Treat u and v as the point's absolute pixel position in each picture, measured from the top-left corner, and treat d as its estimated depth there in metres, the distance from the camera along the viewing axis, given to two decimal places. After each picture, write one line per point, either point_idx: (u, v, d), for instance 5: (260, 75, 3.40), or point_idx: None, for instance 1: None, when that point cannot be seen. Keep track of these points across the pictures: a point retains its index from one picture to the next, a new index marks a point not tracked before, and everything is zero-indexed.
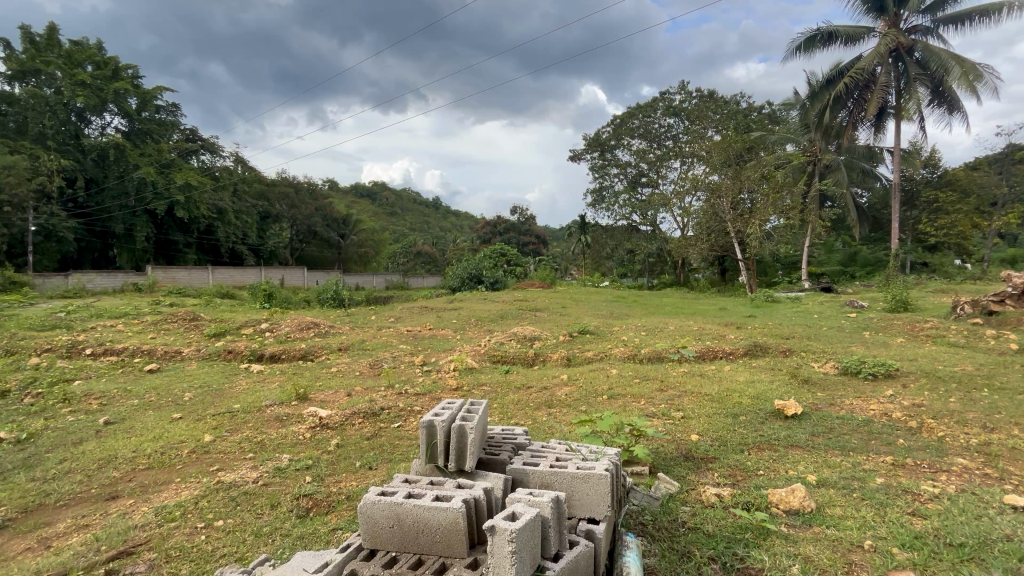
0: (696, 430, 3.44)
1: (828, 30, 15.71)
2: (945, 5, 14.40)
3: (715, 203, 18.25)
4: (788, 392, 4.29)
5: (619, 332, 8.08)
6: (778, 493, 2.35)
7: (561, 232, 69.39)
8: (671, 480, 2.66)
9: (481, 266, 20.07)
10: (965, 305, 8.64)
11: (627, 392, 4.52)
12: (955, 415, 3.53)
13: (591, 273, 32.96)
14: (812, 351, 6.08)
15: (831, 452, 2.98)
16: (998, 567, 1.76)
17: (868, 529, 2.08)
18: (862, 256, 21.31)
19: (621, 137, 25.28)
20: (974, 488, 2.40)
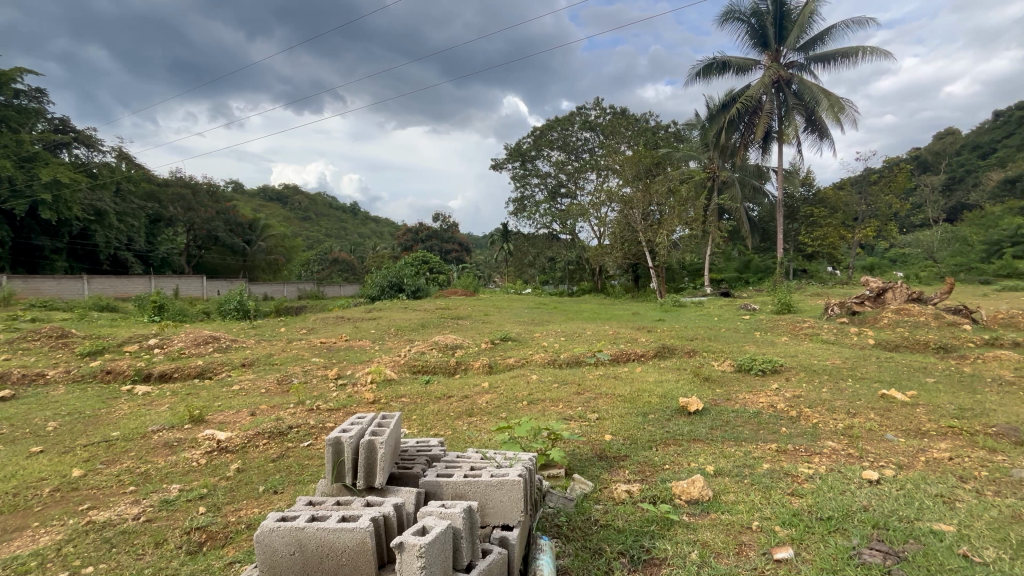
0: (609, 430, 3.60)
1: (722, 59, 17.41)
2: (815, 45, 16.56)
3: (628, 214, 19.38)
4: (691, 390, 4.64)
5: (540, 337, 8.29)
6: (679, 484, 2.52)
7: (484, 240, 69.78)
8: (585, 480, 2.76)
9: (402, 274, 19.57)
10: (836, 306, 9.89)
11: (547, 396, 4.65)
12: (826, 403, 4.04)
13: (513, 280, 33.45)
14: (712, 351, 6.64)
15: (726, 442, 3.27)
16: (857, 534, 2.03)
17: (755, 511, 2.30)
18: (754, 264, 23.67)
19: (541, 148, 26.09)
20: (840, 467, 2.76)
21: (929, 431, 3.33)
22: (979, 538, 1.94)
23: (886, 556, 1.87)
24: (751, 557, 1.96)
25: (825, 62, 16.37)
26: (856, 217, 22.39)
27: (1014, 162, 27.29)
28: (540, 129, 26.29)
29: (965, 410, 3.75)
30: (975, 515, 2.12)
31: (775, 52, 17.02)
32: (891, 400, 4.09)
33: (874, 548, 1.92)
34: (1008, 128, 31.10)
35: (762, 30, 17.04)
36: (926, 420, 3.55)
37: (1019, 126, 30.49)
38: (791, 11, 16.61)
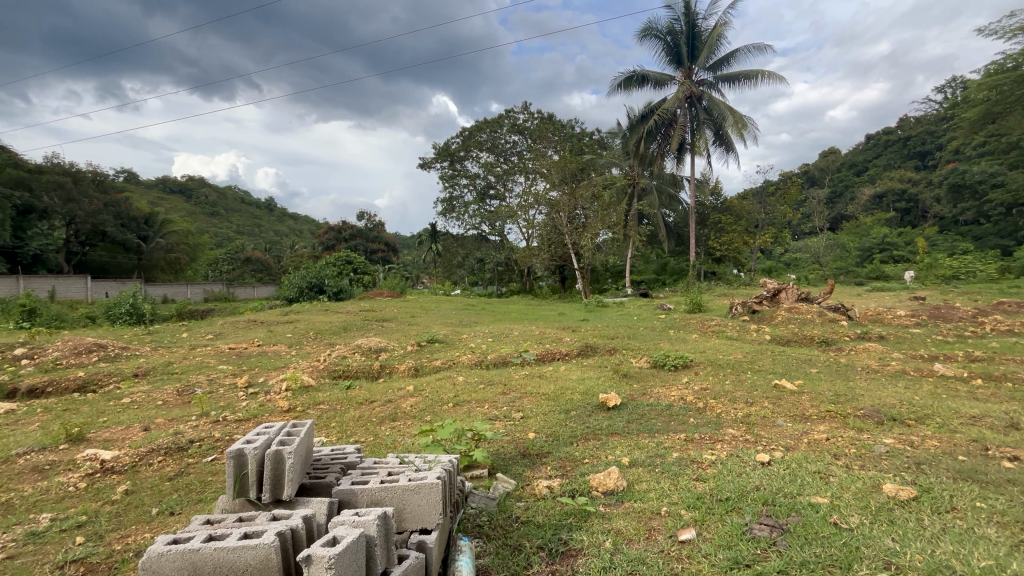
0: (533, 428, 3.68)
1: (641, 72, 18.43)
2: (722, 66, 18.04)
3: (554, 217, 19.93)
4: (611, 386, 4.88)
5: (467, 339, 8.27)
6: (597, 477, 2.64)
7: (412, 241, 68.38)
8: (508, 478, 2.80)
9: (324, 274, 18.61)
10: (739, 305, 10.82)
11: (472, 397, 4.66)
12: (728, 394, 4.42)
13: (442, 281, 33.08)
14: (631, 349, 7.00)
15: (641, 434, 3.48)
16: (750, 511, 2.24)
17: (664, 497, 2.46)
18: (670, 267, 25.28)
19: (470, 149, 26.06)
20: (738, 451, 3.03)
21: (811, 416, 3.76)
22: (847, 507, 2.22)
23: (774, 528, 2.08)
24: (659, 540, 2.10)
25: (730, 82, 17.90)
26: (756, 224, 24.67)
27: (880, 180, 31.56)
28: (469, 130, 26.24)
29: (840, 396, 4.28)
30: (845, 487, 2.43)
31: (687, 69, 18.32)
32: (782, 389, 4.58)
33: (764, 523, 2.13)
34: (876, 150, 35.89)
35: (677, 48, 18.27)
36: (810, 406, 4.01)
37: (884, 149, 35.33)
38: (702, 33, 17.98)
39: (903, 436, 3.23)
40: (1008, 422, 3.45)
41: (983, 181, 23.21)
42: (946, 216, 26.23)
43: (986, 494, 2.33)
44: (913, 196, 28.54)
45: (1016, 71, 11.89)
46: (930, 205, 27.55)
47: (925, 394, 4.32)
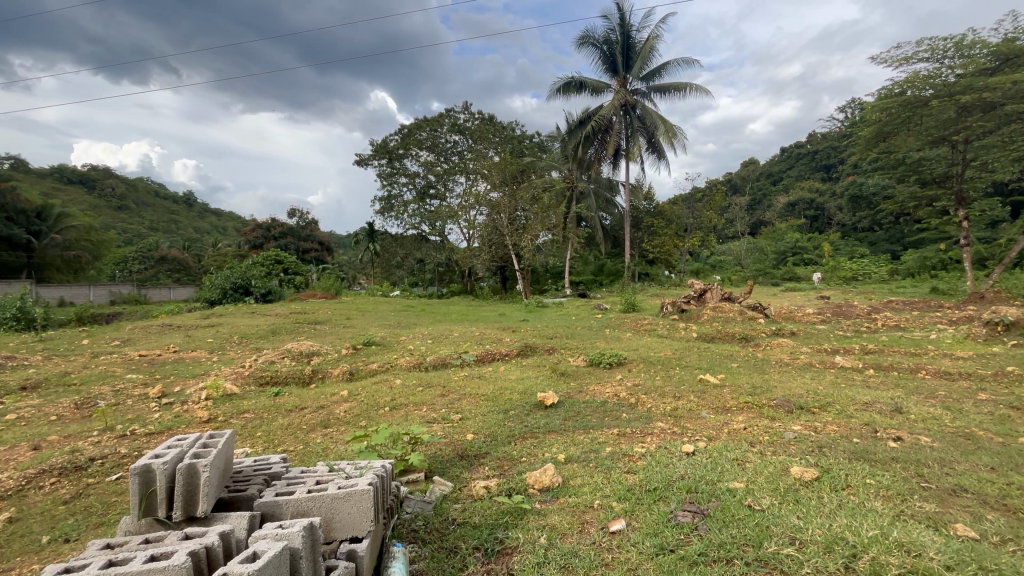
0: (471, 429, 3.68)
1: (579, 79, 18.93)
2: (654, 76, 18.93)
3: (495, 218, 20.00)
4: (548, 385, 4.98)
5: (405, 341, 8.11)
6: (533, 475, 2.68)
7: (348, 240, 65.94)
8: (445, 481, 2.77)
9: (250, 275, 17.48)
10: (669, 305, 11.39)
11: (410, 401, 4.56)
12: (658, 390, 4.64)
13: (379, 281, 32.20)
14: (569, 348, 7.17)
15: (577, 431, 3.58)
16: (675, 499, 2.37)
17: (597, 491, 2.55)
18: (606, 268, 26.18)
19: (409, 147, 25.55)
20: (666, 443, 3.20)
21: (731, 407, 4.04)
22: (760, 490, 2.41)
23: (696, 514, 2.22)
24: (591, 532, 2.17)
25: (661, 93, 18.83)
26: (685, 229, 26.13)
27: (793, 189, 34.50)
28: (408, 127, 25.75)
29: (756, 388, 4.62)
30: (759, 472, 2.64)
31: (622, 78, 19.07)
32: (706, 382, 4.89)
33: (687, 510, 2.27)
34: (789, 162, 39.19)
35: (612, 57, 18.97)
36: (730, 398, 4.31)
37: (795, 161, 38.67)
38: (635, 44, 18.74)
39: (809, 423, 3.56)
40: (893, 406, 3.90)
41: (876, 193, 26.08)
42: (847, 223, 29.16)
43: (875, 471, 2.61)
44: (820, 205, 31.45)
45: (902, 96, 13.41)
46: (833, 213, 30.53)
47: (828, 384, 4.80)
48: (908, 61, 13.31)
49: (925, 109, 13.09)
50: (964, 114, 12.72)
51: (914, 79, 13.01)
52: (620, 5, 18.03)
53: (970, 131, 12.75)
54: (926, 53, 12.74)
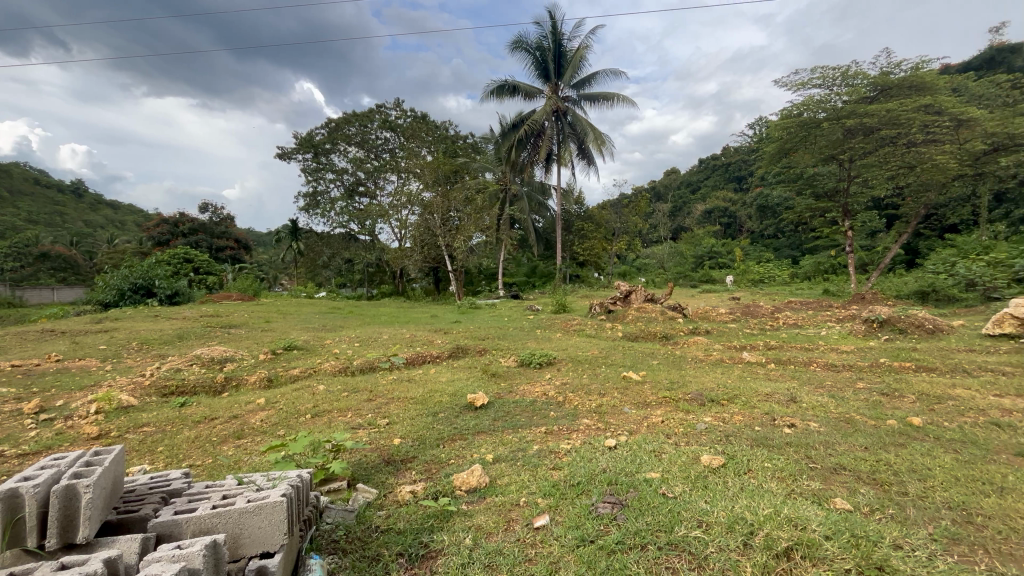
0: (399, 433, 3.60)
1: (512, 83, 19.17)
2: (585, 85, 19.60)
3: (427, 218, 19.67)
4: (479, 386, 4.98)
5: (331, 345, 7.75)
6: (460, 476, 2.68)
7: (268, 237, 61.81)
8: (369, 487, 2.70)
9: (154, 274, 15.88)
10: (597, 306, 11.84)
11: (334, 407, 4.37)
12: (585, 388, 4.81)
13: (304, 282, 30.57)
14: (500, 349, 7.22)
15: (506, 431, 3.62)
16: (597, 492, 2.47)
17: (524, 488, 2.60)
18: (539, 270, 26.71)
19: (336, 142, 24.52)
20: (590, 439, 3.32)
21: (651, 402, 4.29)
22: (673, 478, 2.58)
23: (615, 504, 2.33)
24: (516, 529, 2.21)
25: (591, 101, 19.54)
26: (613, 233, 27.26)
27: (709, 198, 37.15)
28: (335, 121, 24.74)
29: (673, 384, 4.93)
30: (673, 461, 2.82)
31: (554, 85, 19.55)
32: (629, 379, 5.14)
33: (607, 501, 2.37)
34: (706, 172, 42.16)
35: (544, 64, 19.40)
36: (650, 393, 4.57)
37: (711, 173, 41.66)
38: (567, 52, 19.30)
39: (719, 414, 3.86)
40: (789, 396, 4.33)
41: (779, 204, 28.78)
42: (755, 230, 31.91)
43: (772, 455, 2.89)
44: (732, 213, 34.15)
45: (799, 118, 14.89)
46: (743, 221, 33.31)
47: (735, 377, 5.24)
48: (804, 86, 14.80)
49: (817, 130, 14.65)
50: (849, 136, 14.36)
51: (809, 103, 14.49)
52: (551, 14, 18.49)
53: (853, 151, 14.44)
54: (818, 80, 14.23)
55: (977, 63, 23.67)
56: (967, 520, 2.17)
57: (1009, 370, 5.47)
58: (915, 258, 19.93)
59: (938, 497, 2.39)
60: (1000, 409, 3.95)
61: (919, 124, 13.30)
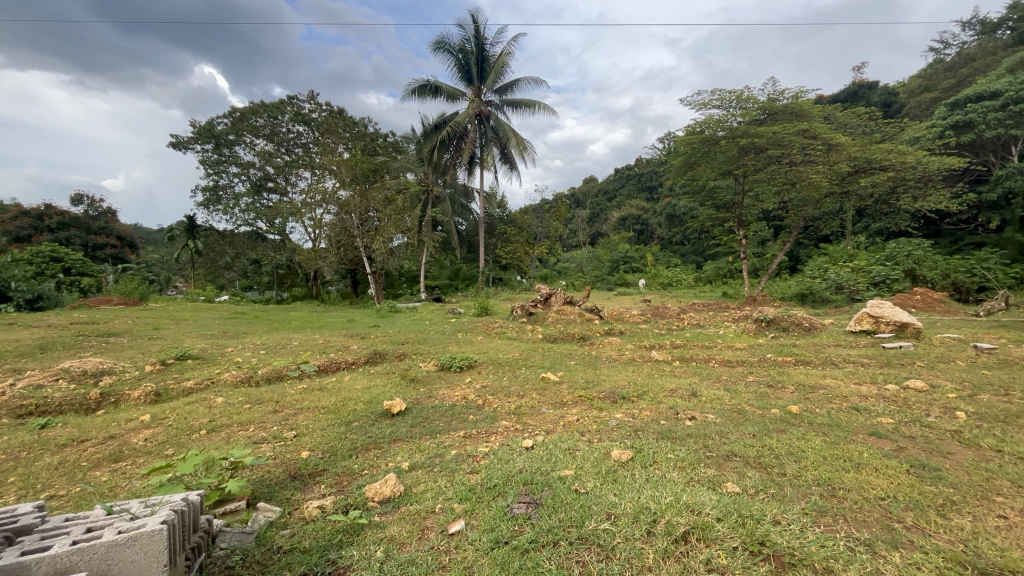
0: (308, 446, 3.39)
1: (434, 83, 18.96)
2: (507, 91, 19.89)
3: (344, 218, 18.80)
4: (397, 392, 4.85)
5: (232, 353, 7.12)
6: (373, 487, 2.59)
7: (160, 235, 55.57)
8: (271, 506, 2.51)
9: (11, 276, 13.62)
10: (519, 309, 12.07)
11: (234, 421, 4.02)
12: (504, 390, 4.87)
13: (202, 285, 27.90)
14: (420, 354, 7.07)
15: (423, 437, 3.55)
16: (512, 493, 2.51)
17: (439, 495, 2.56)
18: (461, 273, 26.61)
19: (241, 133, 22.68)
20: (508, 440, 3.37)
21: (567, 401, 4.44)
22: (586, 474, 2.68)
23: (529, 504, 2.38)
24: (430, 537, 2.17)
25: (513, 107, 19.87)
26: (535, 237, 27.91)
27: (623, 206, 39.35)
28: (240, 111, 22.90)
29: (588, 383, 5.14)
30: (586, 458, 2.94)
31: (476, 89, 19.62)
32: (548, 380, 5.29)
33: (522, 501, 2.41)
34: (621, 181, 44.64)
35: (467, 67, 19.42)
36: (567, 392, 4.73)
37: (626, 182, 44.15)
38: (489, 57, 19.47)
39: (629, 410, 4.10)
40: (690, 391, 4.70)
41: (685, 213, 31.23)
42: (664, 237, 34.36)
43: (674, 447, 3.11)
44: (644, 221, 36.45)
45: (701, 134, 16.25)
46: (654, 229, 35.66)
47: (644, 375, 5.59)
48: (705, 106, 16.15)
49: (717, 147, 16.06)
50: (742, 154, 15.92)
51: (709, 121, 15.84)
52: (474, 17, 18.54)
53: (746, 168, 16.06)
54: (717, 101, 15.60)
55: (844, 96, 27.37)
56: (831, 494, 2.49)
57: (866, 361, 6.38)
58: (796, 265, 22.61)
59: (809, 475, 2.71)
60: (859, 395, 4.60)
61: (798, 146, 15.08)
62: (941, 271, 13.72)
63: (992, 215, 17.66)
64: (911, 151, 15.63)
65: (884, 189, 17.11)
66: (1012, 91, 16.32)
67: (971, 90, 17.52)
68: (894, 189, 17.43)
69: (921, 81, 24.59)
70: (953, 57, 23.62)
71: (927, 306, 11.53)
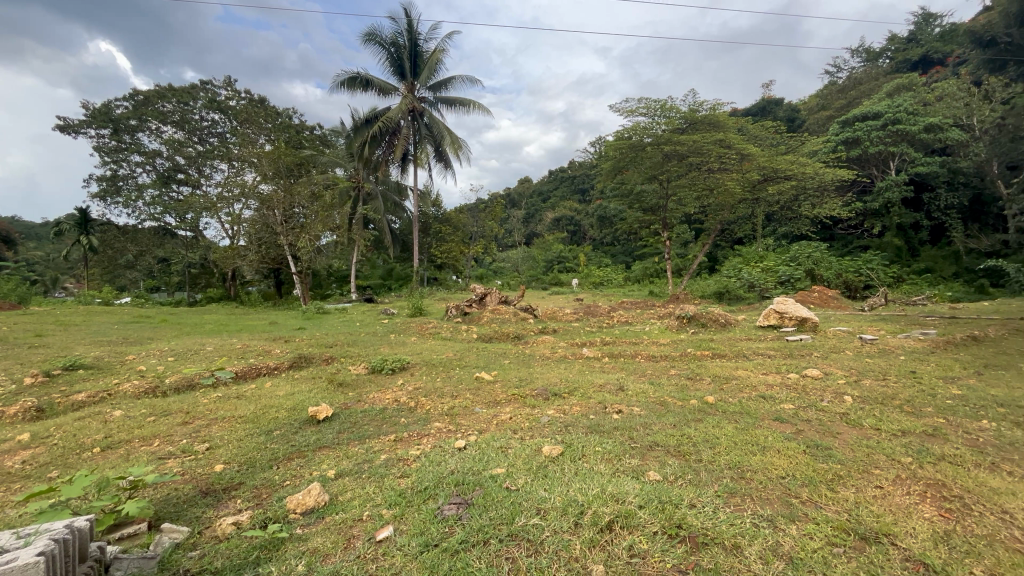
0: (222, 459, 3.15)
1: (364, 76, 18.30)
2: (442, 88, 19.64)
3: (265, 214, 17.66)
4: (323, 397, 4.63)
5: (134, 361, 6.44)
6: (295, 498, 2.47)
7: (44, 229, 48.97)
8: (178, 526, 2.30)
9: None
10: (453, 309, 11.97)
11: (135, 435, 3.65)
12: (437, 391, 4.81)
13: (98, 286, 25.05)
14: (350, 356, 6.80)
15: (351, 443, 3.42)
16: (443, 495, 2.48)
17: (367, 502, 2.48)
18: (394, 273, 25.95)
19: (145, 118, 20.59)
20: (440, 442, 3.34)
21: (500, 400, 4.47)
22: (517, 472, 2.72)
23: (460, 505, 2.37)
24: (356, 547, 2.10)
25: (447, 105, 19.65)
26: (470, 236, 27.81)
27: (557, 208, 40.30)
28: (144, 94, 20.80)
29: (521, 381, 5.21)
30: (517, 455, 2.98)
31: (410, 84, 19.19)
32: (481, 379, 5.28)
33: (453, 502, 2.40)
34: (555, 183, 45.68)
35: (399, 61, 18.94)
36: (500, 391, 4.76)
37: (559, 184, 45.25)
38: (423, 53, 19.12)
39: (560, 406, 4.21)
40: (617, 386, 4.92)
41: (614, 215, 32.51)
42: (595, 238, 35.60)
43: (602, 440, 3.23)
44: (577, 222, 37.54)
45: (629, 140, 16.98)
46: (586, 230, 36.85)
47: (575, 372, 5.76)
48: (633, 113, 16.91)
49: (643, 152, 16.85)
50: (666, 160, 16.84)
51: (636, 128, 16.62)
52: (407, 11, 18.11)
53: (669, 173, 17.01)
54: (643, 109, 16.40)
55: (754, 110, 29.80)
56: (740, 476, 2.71)
57: (772, 353, 7.02)
58: (713, 265, 24.33)
59: (722, 460, 2.93)
60: (765, 384, 5.04)
61: (715, 155, 16.21)
62: (835, 271, 15.38)
63: (874, 222, 20.09)
64: (810, 163, 17.34)
65: (788, 197, 18.86)
66: (891, 113, 18.60)
67: (858, 111, 19.76)
68: (796, 197, 19.28)
69: (818, 100, 27.38)
70: (844, 81, 26.54)
71: (823, 302, 12.89)
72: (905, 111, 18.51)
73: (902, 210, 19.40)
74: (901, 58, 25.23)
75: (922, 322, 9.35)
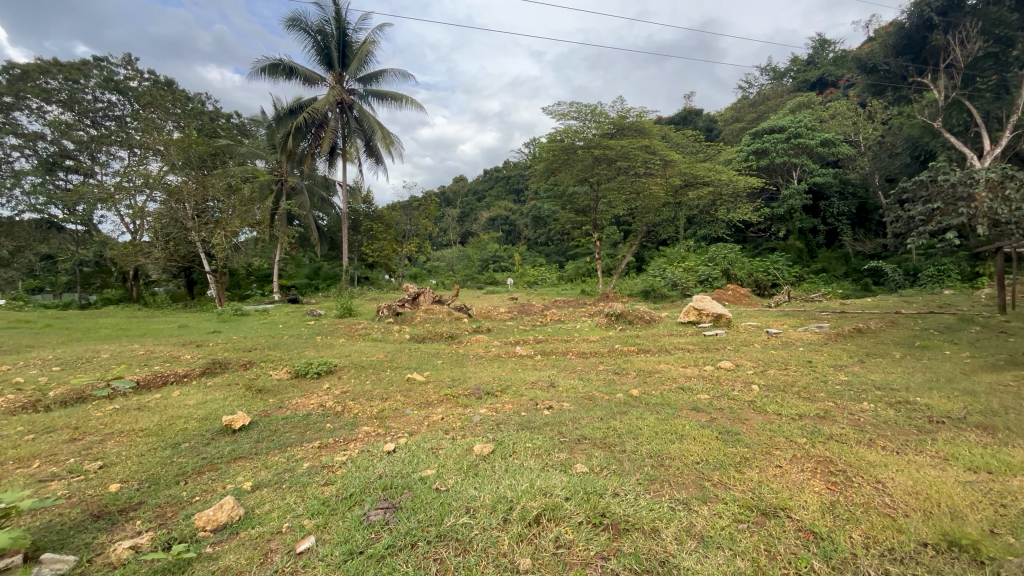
0: (120, 477, 2.84)
1: (288, 64, 17.28)
2: (372, 81, 18.99)
3: (173, 207, 16.14)
4: (240, 405, 4.32)
5: (9, 372, 5.63)
6: (205, 515, 2.28)
7: None
8: (63, 556, 2.04)
9: None
10: (385, 309, 11.63)
11: (9, 457, 3.19)
12: (366, 394, 4.65)
13: None
14: (271, 360, 6.40)
15: (270, 453, 3.22)
16: (369, 500, 2.41)
17: (288, 513, 2.36)
18: (322, 271, 24.75)
19: (23, 95, 18.05)
20: (368, 446, 3.24)
21: (432, 401, 4.40)
22: (447, 472, 2.70)
23: (387, 509, 2.31)
24: (274, 561, 1.99)
25: (378, 98, 19.03)
26: (402, 235, 27.09)
27: (492, 207, 40.42)
28: (21, 68, 18.22)
29: (454, 381, 5.17)
30: (448, 456, 2.96)
31: (337, 75, 18.38)
32: (413, 381, 5.18)
33: (380, 507, 2.33)
34: (490, 182, 45.77)
35: (326, 51, 18.08)
36: (433, 392, 4.69)
37: (494, 183, 45.44)
38: (352, 43, 18.39)
39: (492, 405, 4.22)
40: (548, 383, 5.02)
41: (548, 216, 33.16)
42: (529, 238, 36.10)
43: (532, 436, 3.29)
44: (512, 222, 37.86)
45: (561, 143, 17.37)
46: (521, 229, 37.29)
47: (508, 370, 5.81)
48: (565, 117, 17.33)
49: (575, 155, 17.31)
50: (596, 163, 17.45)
51: (568, 132, 17.05)
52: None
53: (599, 176, 17.64)
54: (575, 112, 16.87)
55: (677, 119, 31.67)
56: (660, 464, 2.88)
57: (692, 347, 7.51)
58: (640, 265, 25.56)
59: (644, 450, 3.09)
60: (685, 376, 5.39)
61: (642, 160, 17.03)
62: (747, 271, 16.72)
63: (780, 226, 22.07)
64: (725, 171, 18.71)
65: (706, 202, 20.25)
66: (793, 128, 20.54)
67: (766, 124, 21.62)
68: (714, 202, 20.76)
69: (732, 112, 29.64)
70: (754, 96, 28.93)
71: (736, 300, 13.99)
72: (805, 127, 20.52)
73: (802, 216, 21.48)
74: (802, 78, 27.89)
75: (818, 316, 10.43)
